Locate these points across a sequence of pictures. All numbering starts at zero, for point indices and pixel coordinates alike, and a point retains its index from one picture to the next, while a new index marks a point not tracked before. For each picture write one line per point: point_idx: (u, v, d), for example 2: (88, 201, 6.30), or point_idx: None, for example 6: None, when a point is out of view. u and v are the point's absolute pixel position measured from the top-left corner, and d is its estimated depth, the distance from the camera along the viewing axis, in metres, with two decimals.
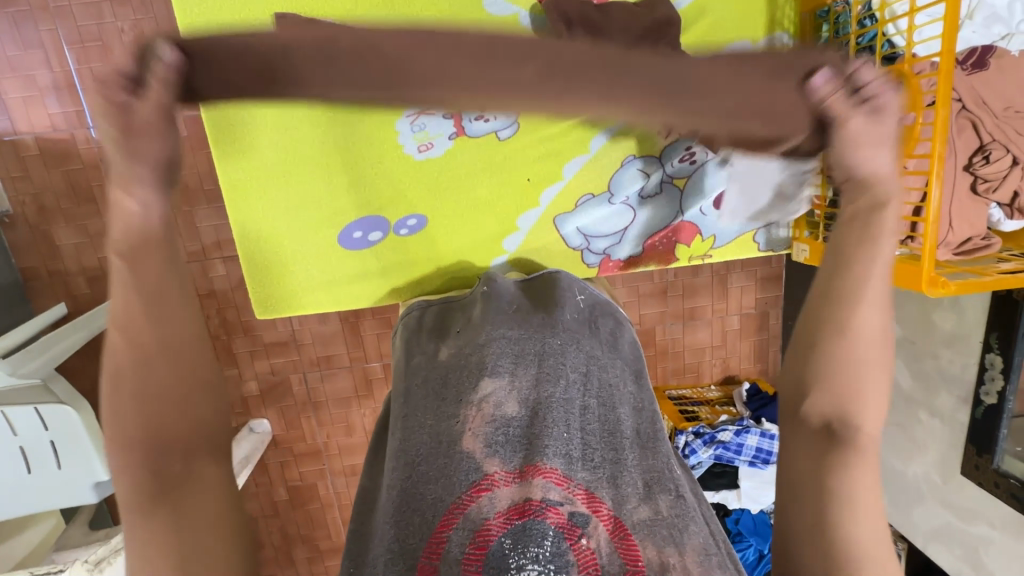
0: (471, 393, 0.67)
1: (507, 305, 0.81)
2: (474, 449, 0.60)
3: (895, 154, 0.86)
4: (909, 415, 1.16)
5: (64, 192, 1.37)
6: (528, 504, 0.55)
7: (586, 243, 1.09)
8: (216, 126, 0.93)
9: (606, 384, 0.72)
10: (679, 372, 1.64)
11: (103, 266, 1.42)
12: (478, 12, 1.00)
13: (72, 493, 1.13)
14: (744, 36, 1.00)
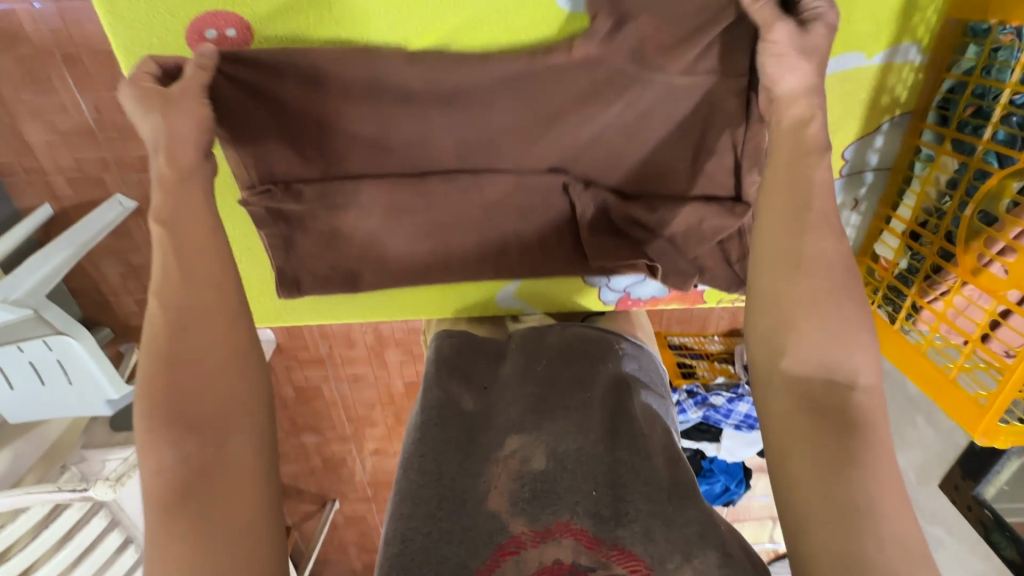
0: (497, 450, 0.73)
1: (535, 355, 0.86)
2: (501, 508, 0.66)
3: (1000, 268, 0.75)
4: (904, 415, 1.14)
5: (20, 81, 1.19)
6: (557, 565, 0.59)
7: (605, 282, 1.02)
8: None
9: (636, 432, 0.73)
10: (684, 321, 1.61)
11: (81, 167, 1.30)
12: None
13: (90, 405, 1.20)
14: (857, 49, 0.79)
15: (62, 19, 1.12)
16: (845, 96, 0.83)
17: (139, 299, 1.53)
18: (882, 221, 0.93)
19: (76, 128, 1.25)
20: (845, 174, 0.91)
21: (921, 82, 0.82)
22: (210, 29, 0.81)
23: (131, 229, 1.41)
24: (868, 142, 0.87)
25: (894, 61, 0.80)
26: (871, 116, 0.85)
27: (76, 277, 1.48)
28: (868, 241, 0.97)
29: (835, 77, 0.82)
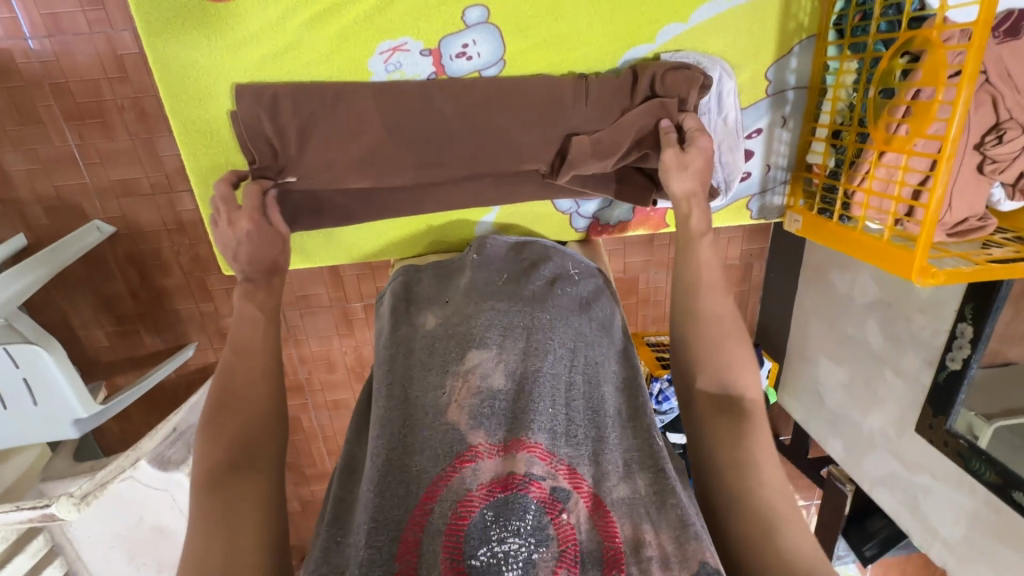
0: (458, 364, 0.71)
1: (497, 275, 0.88)
2: (460, 421, 0.63)
3: (905, 130, 0.82)
4: (875, 372, 1.21)
5: (5, 112, 1.24)
6: (512, 478, 0.59)
7: (575, 207, 1.07)
8: (162, 67, 0.87)
9: (592, 362, 0.76)
10: (658, 319, 1.66)
11: (60, 195, 1.33)
12: None
13: (54, 427, 1.14)
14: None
15: (55, 53, 1.21)
16: (759, 21, 0.93)
17: (110, 331, 1.50)
18: (810, 134, 1.01)
19: (59, 156, 1.29)
20: (770, 94, 0.99)
21: (817, 6, 0.93)
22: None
23: (106, 256, 1.41)
24: (785, 63, 0.96)
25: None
26: (782, 42, 0.95)
27: (44, 311, 1.44)
28: (801, 156, 1.04)
29: (745, 6, 0.92)
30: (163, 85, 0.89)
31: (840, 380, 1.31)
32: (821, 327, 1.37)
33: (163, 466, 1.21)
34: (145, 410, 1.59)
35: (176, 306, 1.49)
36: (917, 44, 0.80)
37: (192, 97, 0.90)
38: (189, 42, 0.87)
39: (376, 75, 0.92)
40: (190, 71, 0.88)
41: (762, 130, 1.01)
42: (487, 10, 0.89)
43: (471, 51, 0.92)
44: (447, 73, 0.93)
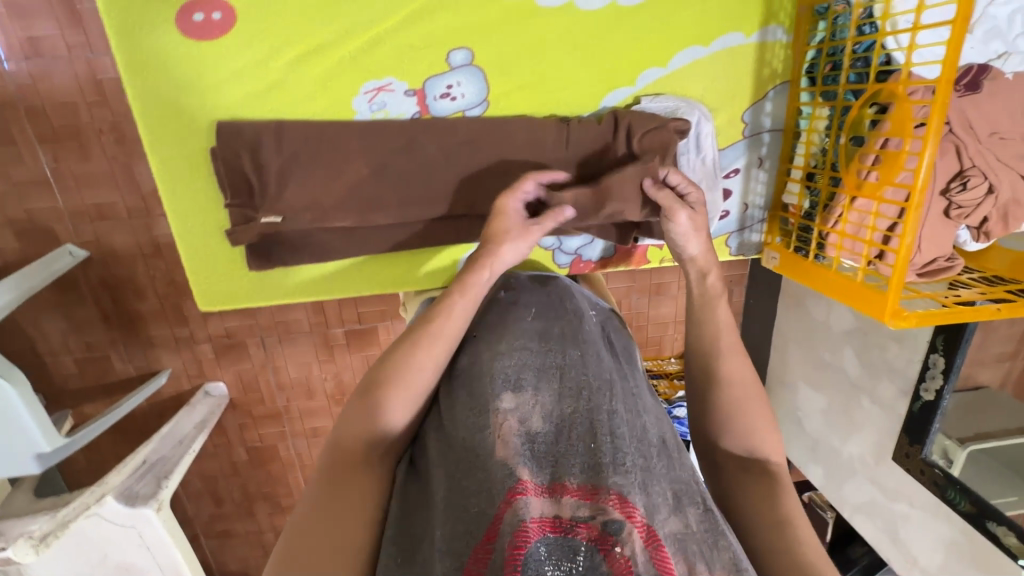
0: (496, 401, 0.68)
1: (525, 311, 0.84)
2: (507, 457, 0.61)
3: (875, 176, 0.84)
4: (852, 399, 1.23)
5: None
6: (560, 520, 0.55)
7: (557, 244, 1.09)
8: (140, 104, 0.88)
9: (627, 396, 0.75)
10: (641, 345, 1.67)
11: (31, 219, 1.29)
12: None
13: (14, 464, 1.09)
14: (738, 27, 0.95)
15: (31, 76, 1.19)
16: (734, 68, 0.98)
17: (79, 358, 1.44)
18: (784, 175, 1.04)
19: (31, 179, 1.26)
20: (747, 136, 1.02)
21: (790, 55, 0.97)
22: (198, 13, 0.84)
23: (78, 281, 1.37)
24: (760, 107, 1.00)
25: (767, 40, 0.96)
26: (757, 86, 0.99)
27: (10, 337, 1.39)
28: (776, 196, 1.07)
29: (719, 54, 0.96)
30: (143, 119, 0.89)
31: (820, 406, 1.34)
32: (799, 354, 1.39)
33: (130, 502, 1.17)
34: (114, 439, 1.53)
35: (150, 332, 1.45)
36: (884, 96, 0.83)
37: (169, 134, 0.90)
38: (172, 79, 0.87)
39: (361, 113, 0.93)
40: (168, 107, 0.88)
41: (739, 170, 1.04)
42: (472, 52, 0.92)
43: (455, 92, 0.94)
44: (432, 112, 0.94)
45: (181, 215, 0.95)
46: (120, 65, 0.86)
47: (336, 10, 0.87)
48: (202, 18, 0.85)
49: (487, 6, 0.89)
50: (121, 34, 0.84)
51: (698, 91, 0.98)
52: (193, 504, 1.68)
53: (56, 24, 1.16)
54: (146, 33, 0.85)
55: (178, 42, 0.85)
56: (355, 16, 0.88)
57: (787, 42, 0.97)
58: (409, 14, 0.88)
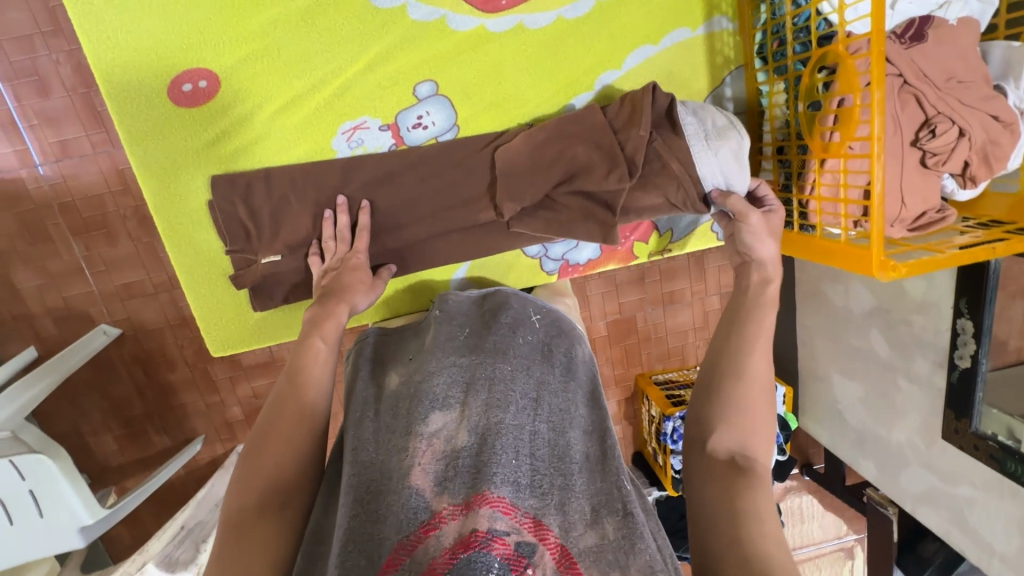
0: (420, 424, 0.66)
1: (459, 330, 0.83)
2: (424, 486, 0.59)
3: (838, 137, 0.84)
4: (888, 382, 1.18)
5: (18, 234, 1.33)
6: (474, 535, 0.54)
7: (543, 251, 1.11)
8: (145, 169, 0.96)
9: (556, 408, 0.73)
10: (664, 357, 1.64)
11: (68, 305, 1.39)
12: (402, 19, 0.94)
13: (60, 539, 1.13)
14: (682, 23, 1.00)
15: (62, 176, 1.31)
16: (688, 60, 1.02)
17: (118, 435, 1.50)
18: (757, 153, 1.06)
19: (67, 268, 1.36)
20: None
21: (739, 41, 1.02)
22: (187, 83, 0.93)
23: (113, 359, 1.45)
24: (720, 94, 1.05)
25: (713, 31, 1.01)
26: (713, 74, 1.04)
27: (54, 421, 1.46)
28: (754, 175, 1.08)
29: (671, 49, 1.01)
30: (148, 184, 0.97)
31: (858, 395, 1.29)
32: (827, 344, 1.36)
33: (171, 569, 1.16)
34: (155, 511, 1.56)
35: (182, 401, 1.50)
36: (831, 58, 0.85)
37: (174, 194, 0.98)
38: (169, 144, 0.96)
39: (341, 152, 1.00)
40: (170, 168, 0.96)
41: None
42: (436, 83, 0.98)
43: (425, 121, 1.00)
44: (406, 142, 1.01)
45: (191, 266, 1.02)
46: (124, 137, 0.95)
47: (315, 64, 0.95)
48: (191, 87, 0.93)
49: (444, 36, 0.96)
50: (125, 108, 0.92)
51: (658, 84, 1.03)
52: None
53: (81, 126, 1.29)
54: (147, 106, 0.93)
55: (174, 111, 0.94)
56: (324, 65, 0.95)
57: (733, 30, 1.02)
58: (381, 49, 0.95)
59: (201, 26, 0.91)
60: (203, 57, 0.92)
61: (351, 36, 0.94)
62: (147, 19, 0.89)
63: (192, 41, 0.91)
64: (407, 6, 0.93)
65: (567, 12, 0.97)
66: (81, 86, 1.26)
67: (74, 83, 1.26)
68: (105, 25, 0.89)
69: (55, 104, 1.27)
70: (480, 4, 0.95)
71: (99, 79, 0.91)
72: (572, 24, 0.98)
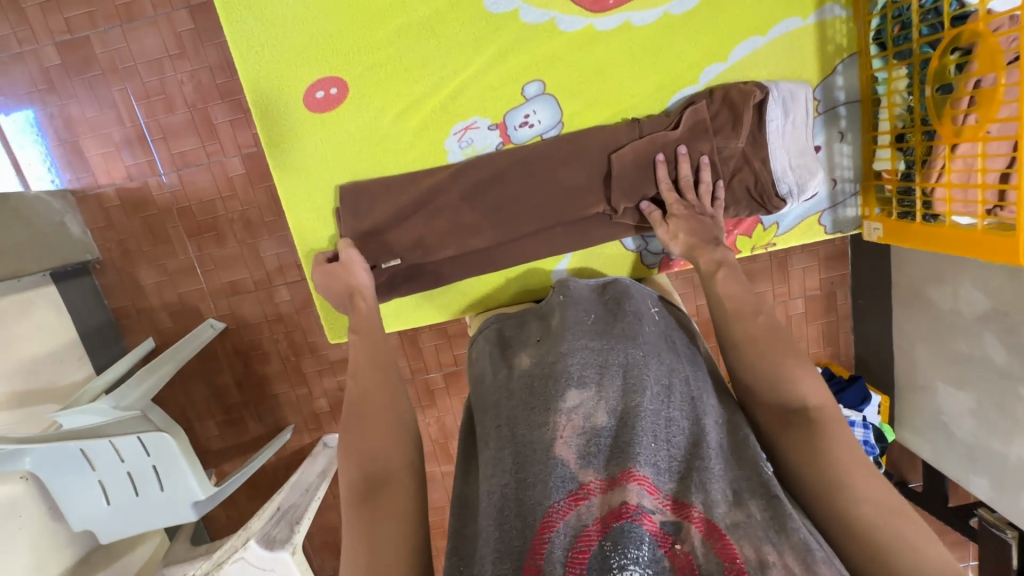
0: (559, 401, 0.69)
1: (585, 314, 0.84)
2: (570, 460, 0.63)
3: (974, 120, 0.85)
4: (1006, 391, 1.09)
5: (143, 236, 1.48)
6: (624, 508, 0.58)
7: (642, 245, 1.11)
8: (280, 171, 1.03)
9: (690, 396, 0.73)
10: None
11: (182, 301, 1.53)
12: (514, 22, 0.98)
13: (177, 511, 1.25)
14: (793, 13, 1.00)
15: (181, 183, 1.45)
16: (800, 49, 1.02)
17: (220, 421, 1.63)
18: (871, 143, 1.06)
19: (182, 267, 1.51)
20: (822, 112, 1.05)
21: (853, 28, 1.01)
22: (319, 91, 1.00)
23: (217, 350, 1.58)
24: (831, 83, 1.04)
25: (825, 18, 1.00)
26: (825, 62, 1.03)
27: (166, 406, 1.61)
28: (866, 165, 1.08)
29: (780, 40, 1.01)
30: (283, 186, 1.04)
31: (967, 405, 1.20)
32: (930, 349, 1.28)
33: (269, 546, 1.26)
34: (249, 494, 1.68)
35: (276, 391, 1.61)
36: (965, 38, 0.84)
37: (304, 194, 1.05)
38: (301, 148, 1.02)
39: (452, 152, 1.05)
40: (302, 170, 1.03)
41: (822, 146, 1.06)
42: (543, 83, 1.02)
43: (532, 119, 1.04)
44: (513, 141, 1.05)
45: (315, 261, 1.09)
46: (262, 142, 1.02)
47: (420, 71, 1.00)
48: (323, 95, 1.00)
49: (552, 38, 0.99)
50: (265, 114, 0.99)
51: (766, 76, 1.03)
52: (319, 557, 1.77)
53: (198, 138, 1.42)
54: (284, 113, 1.00)
55: (306, 116, 1.01)
56: (443, 69, 1.00)
57: (846, 17, 1.01)
58: (493, 53, 1.00)
59: (335, 38, 0.97)
60: (335, 66, 0.99)
61: (467, 41, 0.99)
62: (285, 31, 0.96)
63: (326, 51, 0.98)
64: (519, 10, 0.98)
65: (673, 8, 0.98)
66: (199, 101, 1.40)
67: (194, 99, 1.40)
68: (246, 40, 0.96)
69: (177, 119, 1.41)
70: (588, 4, 0.98)
71: (245, 88, 0.98)
72: (675, 20, 0.99)
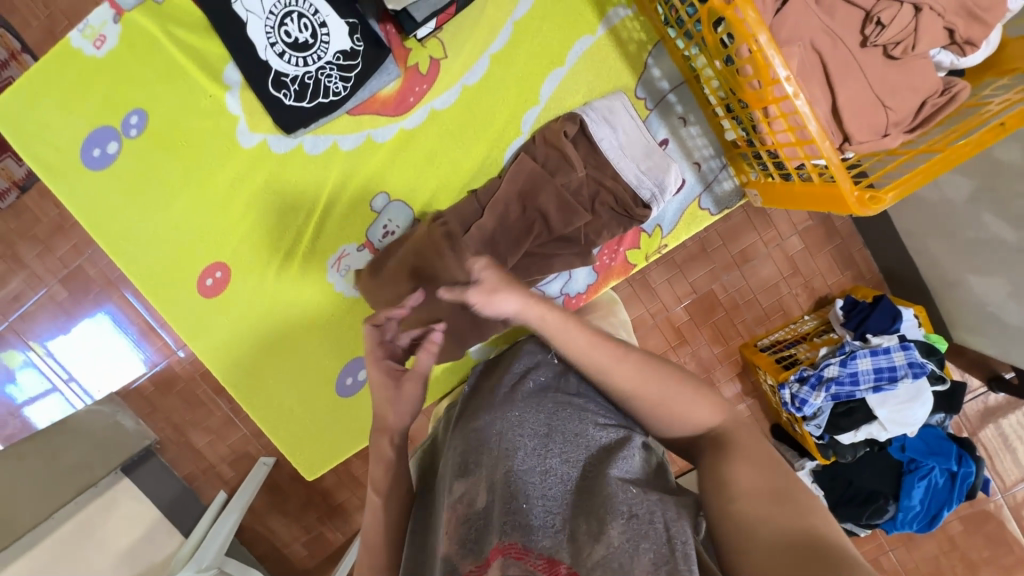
0: (449, 498, 0.74)
1: (479, 397, 0.90)
2: (451, 557, 0.65)
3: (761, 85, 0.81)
4: None
5: (182, 407, 1.65)
6: None
7: (540, 294, 1.14)
8: (209, 355, 1.10)
9: (568, 441, 0.75)
10: (762, 319, 1.49)
11: (234, 449, 1.68)
12: (339, 153, 1.07)
13: None
14: (582, 34, 1.06)
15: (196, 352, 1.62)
16: (600, 64, 1.08)
17: (304, 542, 1.75)
18: (712, 116, 1.08)
19: (223, 421, 1.66)
20: (653, 106, 1.10)
21: (642, 22, 1.06)
22: (207, 278, 1.08)
23: (278, 480, 1.71)
24: (648, 77, 1.08)
25: (614, 24, 1.06)
26: (634, 62, 1.08)
27: (255, 544, 1.74)
28: (719, 137, 1.10)
29: (580, 62, 1.07)
30: (217, 369, 1.11)
31: (1003, 290, 1.07)
32: (942, 244, 1.16)
33: None
34: None
35: (341, 500, 1.72)
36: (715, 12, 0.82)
37: (238, 369, 1.12)
38: (214, 331, 1.10)
39: (335, 282, 1.13)
40: (226, 348, 1.10)
41: (668, 137, 1.10)
42: (387, 194, 1.10)
43: (390, 227, 1.12)
44: (381, 251, 1.13)
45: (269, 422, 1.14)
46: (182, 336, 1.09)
47: (305, 205, 1.09)
48: (212, 280, 1.08)
49: (376, 153, 1.08)
50: (175, 316, 1.07)
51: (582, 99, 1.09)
52: None
53: None
54: (185, 311, 1.08)
55: (206, 303, 1.08)
56: (300, 216, 1.09)
57: (634, 13, 1.06)
58: (333, 182, 1.08)
59: (202, 231, 1.07)
60: (216, 253, 1.08)
61: (304, 181, 1.08)
62: (163, 242, 1.05)
63: (199, 242, 1.07)
64: (337, 141, 1.07)
65: (467, 79, 1.06)
66: None
67: None
68: (135, 264, 1.05)
69: None
70: (393, 109, 1.06)
71: (155, 304, 1.06)
72: (479, 87, 1.07)
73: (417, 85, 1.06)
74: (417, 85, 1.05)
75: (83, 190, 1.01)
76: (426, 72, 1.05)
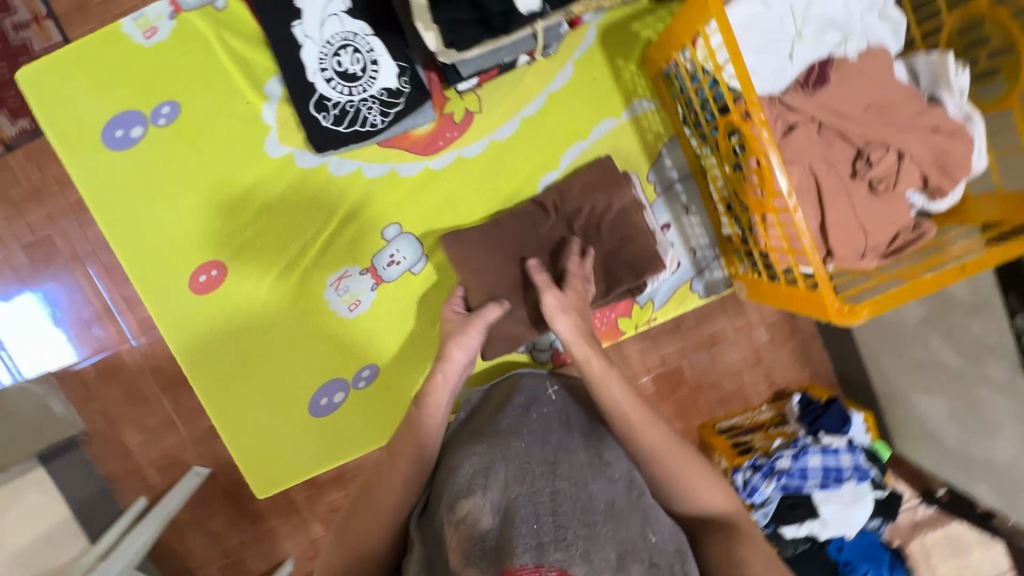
0: (451, 514, 0.72)
1: (479, 421, 0.91)
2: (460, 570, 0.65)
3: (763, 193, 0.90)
4: (967, 393, 1.07)
5: (122, 400, 1.55)
6: None
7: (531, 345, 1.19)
8: (184, 352, 1.12)
9: (574, 467, 0.77)
10: (724, 401, 1.54)
11: (167, 454, 1.58)
12: (359, 178, 1.11)
13: None
14: (606, 115, 1.14)
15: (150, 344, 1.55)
16: (620, 146, 1.16)
17: (221, 565, 1.63)
18: (712, 211, 1.16)
19: (162, 422, 1.57)
20: (661, 192, 1.18)
21: (662, 116, 1.15)
22: (202, 275, 1.11)
23: (208, 493, 1.60)
24: (660, 165, 1.17)
25: (637, 113, 1.14)
26: (649, 150, 1.16)
27: (167, 560, 1.61)
28: (716, 231, 1.18)
29: (600, 140, 1.15)
30: (189, 366, 1.12)
31: (944, 411, 1.15)
32: (894, 360, 1.25)
33: None
34: None
35: (271, 524, 1.62)
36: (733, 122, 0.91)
37: (212, 371, 1.13)
38: (195, 329, 1.12)
39: (331, 299, 1.14)
40: (203, 348, 1.12)
41: (669, 223, 1.19)
42: (399, 225, 1.13)
43: (397, 257, 1.13)
44: (386, 278, 1.14)
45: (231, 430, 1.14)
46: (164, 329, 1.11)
47: (310, 222, 1.11)
48: (205, 278, 1.11)
49: (395, 186, 1.12)
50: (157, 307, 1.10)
51: None
52: None
53: None
54: (175, 304, 1.11)
55: (197, 300, 1.11)
56: (305, 233, 1.11)
57: (656, 107, 1.15)
58: (345, 207, 1.11)
59: (207, 230, 1.10)
60: (214, 252, 1.11)
61: (313, 197, 1.10)
62: (167, 235, 1.09)
63: (201, 240, 1.10)
64: (361, 168, 1.10)
65: (496, 135, 1.12)
66: None
67: None
68: (133, 250, 1.09)
69: None
70: (421, 149, 1.11)
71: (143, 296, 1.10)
72: (501, 143, 1.12)
73: (444, 132, 1.11)
74: (445, 130, 1.11)
75: (98, 166, 1.07)
76: (456, 120, 1.11)
